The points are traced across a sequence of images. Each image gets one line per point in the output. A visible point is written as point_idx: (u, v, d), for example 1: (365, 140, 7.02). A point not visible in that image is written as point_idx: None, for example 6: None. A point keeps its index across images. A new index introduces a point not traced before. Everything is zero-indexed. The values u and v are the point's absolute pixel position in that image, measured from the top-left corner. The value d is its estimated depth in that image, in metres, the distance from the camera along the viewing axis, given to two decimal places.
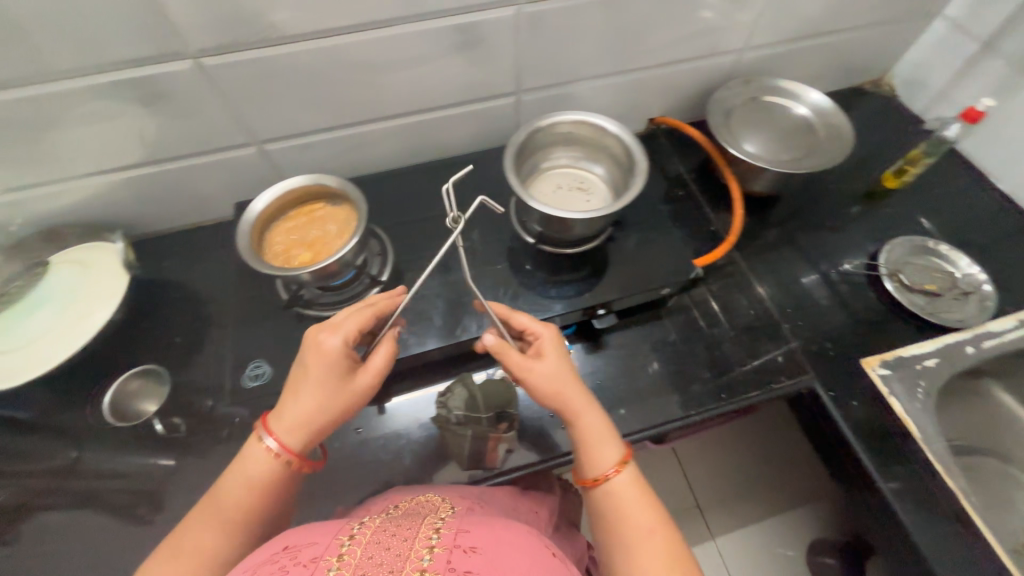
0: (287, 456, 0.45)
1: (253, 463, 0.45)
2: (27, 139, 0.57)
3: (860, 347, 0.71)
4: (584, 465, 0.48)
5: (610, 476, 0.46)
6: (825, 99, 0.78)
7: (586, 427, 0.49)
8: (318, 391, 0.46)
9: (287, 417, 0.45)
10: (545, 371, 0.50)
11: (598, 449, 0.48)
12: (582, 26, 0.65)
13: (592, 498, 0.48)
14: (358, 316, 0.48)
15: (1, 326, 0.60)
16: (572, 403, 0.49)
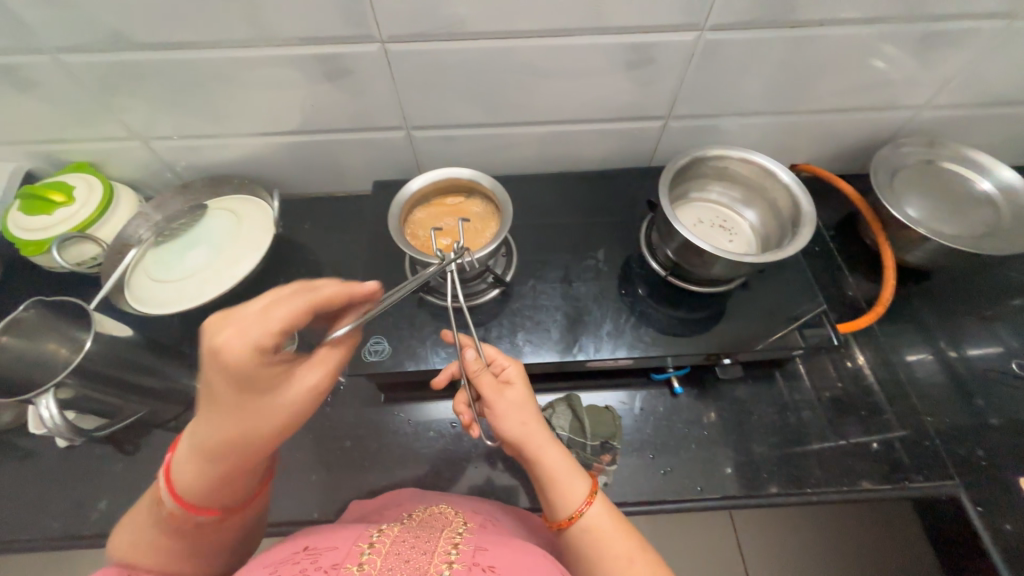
0: (186, 507, 0.39)
1: (161, 505, 0.39)
2: (225, 95, 0.63)
3: (1020, 462, 0.62)
4: (552, 503, 0.43)
5: (582, 512, 0.42)
6: (1022, 182, 0.69)
7: (549, 460, 0.44)
8: (229, 420, 0.37)
9: (189, 438, 0.38)
10: (507, 397, 0.47)
11: (564, 482, 0.43)
12: (760, 61, 0.62)
13: (567, 539, 0.43)
14: (287, 301, 0.37)
15: (164, 258, 0.67)
16: (533, 434, 0.45)
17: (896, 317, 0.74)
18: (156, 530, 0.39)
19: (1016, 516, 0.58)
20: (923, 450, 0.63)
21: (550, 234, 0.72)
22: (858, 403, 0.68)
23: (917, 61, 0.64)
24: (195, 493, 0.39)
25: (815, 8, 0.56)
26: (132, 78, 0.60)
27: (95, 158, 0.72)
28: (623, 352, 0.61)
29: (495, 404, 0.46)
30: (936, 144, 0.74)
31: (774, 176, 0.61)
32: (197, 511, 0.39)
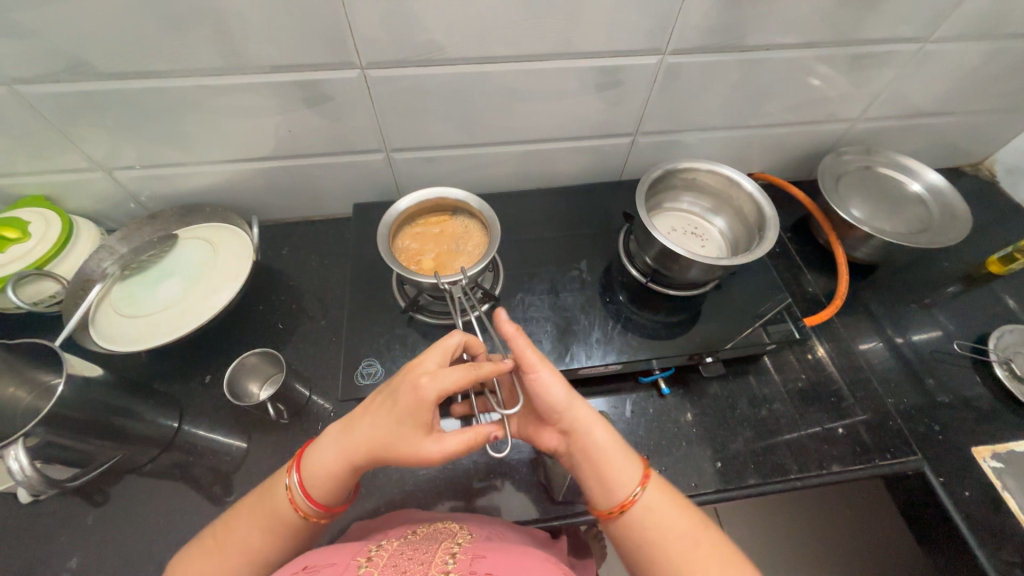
0: (302, 508, 0.43)
1: (276, 498, 0.44)
2: (197, 123, 0.62)
3: (970, 434, 0.69)
4: (608, 488, 0.43)
5: (639, 494, 0.42)
6: (946, 184, 0.79)
7: (598, 440, 0.45)
8: (377, 432, 0.42)
9: (319, 459, 0.44)
10: (555, 376, 0.46)
11: (620, 464, 0.44)
12: (717, 82, 0.68)
13: (621, 525, 0.43)
14: (460, 377, 0.43)
15: (133, 292, 0.64)
16: (580, 411, 0.45)
17: (852, 309, 0.81)
18: (253, 527, 0.43)
19: (970, 482, 0.65)
20: (889, 430, 0.68)
21: (533, 248, 0.74)
22: (828, 390, 0.73)
23: (852, 79, 0.71)
24: (315, 496, 0.43)
25: (763, 34, 0.62)
26: (96, 107, 0.58)
27: (49, 190, 0.68)
28: (613, 358, 0.63)
29: (545, 387, 0.45)
30: (874, 152, 0.83)
31: (738, 186, 0.66)
32: (306, 517, 0.44)
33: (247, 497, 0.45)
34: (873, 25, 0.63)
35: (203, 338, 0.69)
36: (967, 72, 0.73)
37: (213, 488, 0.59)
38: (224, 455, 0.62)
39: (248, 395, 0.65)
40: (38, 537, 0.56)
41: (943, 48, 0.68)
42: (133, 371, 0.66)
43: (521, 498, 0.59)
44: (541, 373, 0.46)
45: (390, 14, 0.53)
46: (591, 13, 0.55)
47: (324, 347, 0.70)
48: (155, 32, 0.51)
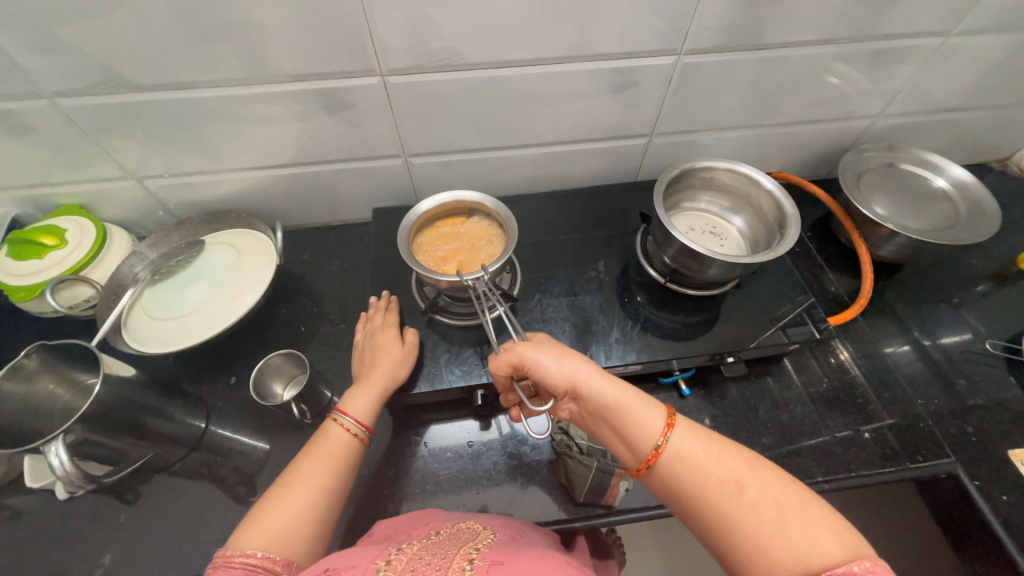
0: (360, 430, 0.52)
1: (331, 435, 0.52)
2: (224, 132, 0.64)
3: (1006, 436, 0.66)
4: (635, 441, 0.43)
5: (666, 439, 0.42)
6: (972, 179, 0.77)
7: (611, 400, 0.46)
8: (388, 356, 0.57)
9: (358, 399, 0.54)
10: (550, 355, 0.48)
11: (641, 413, 0.44)
12: (734, 81, 0.68)
13: (659, 475, 0.42)
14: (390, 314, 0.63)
15: (163, 296, 0.66)
16: (585, 378, 0.47)
17: (876, 309, 0.79)
18: (318, 459, 0.49)
19: (1008, 486, 0.63)
20: (919, 433, 0.67)
21: (550, 249, 0.74)
22: (853, 391, 0.71)
23: (872, 75, 0.70)
24: (367, 421, 0.54)
25: (780, 32, 0.61)
26: (129, 117, 0.60)
27: (85, 199, 0.71)
28: (633, 359, 0.63)
29: (542, 369, 0.48)
30: (896, 149, 0.81)
31: (758, 184, 0.66)
32: (365, 439, 0.53)
33: (299, 455, 0.50)
34: (894, 19, 0.62)
35: (228, 341, 0.71)
36: (993, 64, 0.72)
37: (238, 487, 0.61)
38: (248, 455, 0.63)
39: (273, 395, 0.66)
40: (73, 534, 0.57)
41: (967, 42, 0.67)
42: (162, 372, 0.68)
43: (542, 498, 0.59)
44: (535, 354, 0.48)
45: (409, 22, 0.54)
46: (607, 15, 0.56)
47: (345, 348, 0.71)
48: (186, 45, 0.53)
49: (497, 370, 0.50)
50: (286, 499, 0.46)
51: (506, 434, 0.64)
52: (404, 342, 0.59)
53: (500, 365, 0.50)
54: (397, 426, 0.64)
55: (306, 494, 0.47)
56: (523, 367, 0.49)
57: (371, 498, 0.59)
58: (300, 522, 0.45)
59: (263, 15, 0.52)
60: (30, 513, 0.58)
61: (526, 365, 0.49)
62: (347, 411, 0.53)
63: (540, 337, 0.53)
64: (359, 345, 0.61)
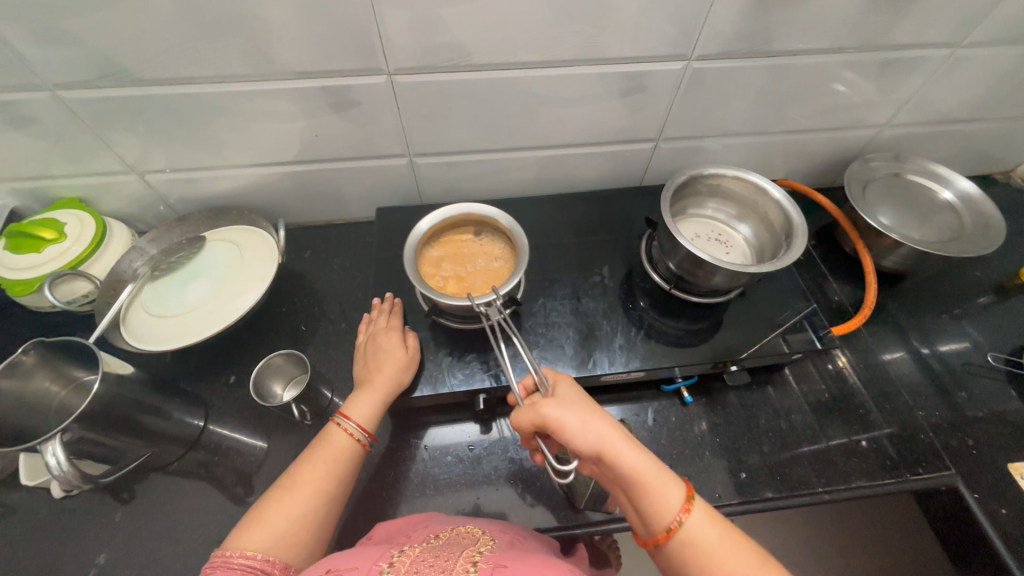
0: (363, 435, 0.52)
1: (333, 439, 0.51)
2: (227, 127, 0.63)
3: (1006, 449, 0.67)
4: (649, 515, 0.43)
5: (681, 522, 0.42)
6: (979, 192, 0.77)
7: (634, 473, 0.44)
8: (391, 361, 0.57)
9: (361, 405, 0.53)
10: (574, 418, 0.45)
11: (660, 490, 0.43)
12: (743, 87, 0.67)
13: (667, 553, 0.43)
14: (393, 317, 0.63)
15: (163, 293, 0.66)
16: (610, 446, 0.45)
17: (879, 319, 0.79)
18: (320, 463, 0.49)
19: (1007, 500, 0.63)
20: (919, 444, 0.67)
21: (554, 253, 0.74)
22: (855, 401, 0.71)
23: (880, 85, 0.70)
24: (370, 426, 0.53)
25: (790, 40, 0.61)
26: (132, 111, 0.59)
27: (85, 193, 0.70)
28: (636, 365, 0.63)
29: (566, 434, 0.45)
30: (902, 159, 0.81)
31: (765, 193, 0.66)
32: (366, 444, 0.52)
33: (301, 458, 0.50)
34: (904, 30, 0.62)
35: (228, 339, 0.70)
36: (1001, 77, 0.72)
37: (236, 487, 0.60)
38: (246, 455, 0.62)
39: (273, 396, 0.65)
40: (68, 532, 0.57)
41: (977, 53, 0.67)
42: (161, 369, 0.67)
43: (541, 504, 0.59)
44: (559, 416, 0.45)
45: (418, 21, 0.53)
46: (617, 20, 0.56)
47: (345, 349, 0.71)
48: (191, 39, 0.52)
49: (517, 423, 0.48)
50: (287, 502, 0.45)
51: (506, 439, 0.64)
52: (408, 347, 0.59)
53: (520, 420, 0.47)
54: (397, 429, 0.64)
55: (307, 499, 0.46)
56: (544, 426, 0.46)
57: (370, 501, 0.59)
58: (300, 527, 0.44)
59: (269, 10, 0.51)
60: (25, 510, 0.58)
61: (547, 424, 0.46)
62: (350, 415, 0.52)
63: (563, 387, 0.50)
64: (362, 348, 0.61)
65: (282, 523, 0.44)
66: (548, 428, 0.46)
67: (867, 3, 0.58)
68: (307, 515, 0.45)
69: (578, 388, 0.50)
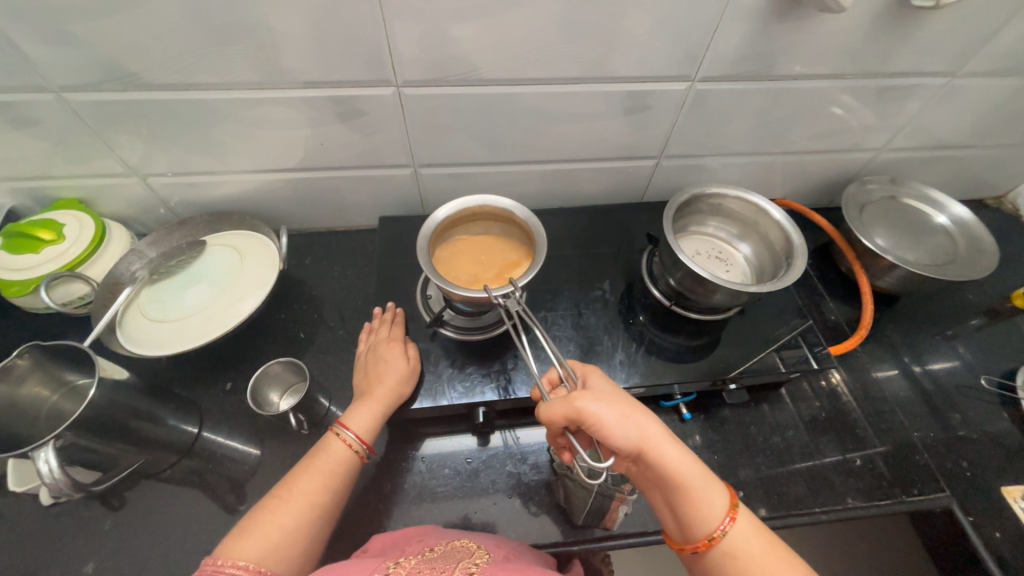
0: (360, 446, 0.51)
1: (331, 449, 0.51)
2: (233, 133, 0.63)
3: (1000, 471, 0.67)
4: (692, 521, 0.44)
5: (725, 529, 0.43)
6: (972, 217, 0.78)
7: (679, 473, 0.44)
8: (393, 372, 0.56)
9: (359, 417, 0.53)
10: (616, 416, 0.45)
11: (704, 496, 0.44)
12: (744, 109, 0.68)
13: (704, 558, 0.44)
14: (391, 327, 0.63)
15: (160, 297, 0.65)
16: (654, 444, 0.45)
17: (874, 339, 0.80)
18: (316, 474, 0.48)
19: (1001, 523, 0.63)
20: (915, 465, 0.67)
21: (555, 266, 0.74)
22: (851, 421, 0.71)
23: (878, 110, 0.72)
24: (368, 438, 0.53)
25: (792, 64, 0.62)
26: (137, 115, 0.59)
27: (85, 194, 0.69)
28: (637, 382, 0.63)
29: (608, 431, 0.44)
30: (899, 183, 0.83)
31: (766, 214, 0.66)
32: (363, 456, 0.52)
33: (297, 467, 0.49)
34: (901, 58, 0.64)
35: (226, 345, 0.70)
36: (994, 106, 0.74)
37: (229, 496, 0.59)
38: (240, 464, 0.62)
39: (269, 404, 0.64)
40: (53, 540, 0.55)
41: (972, 82, 0.69)
42: (156, 374, 0.66)
43: (539, 519, 0.59)
44: (600, 414, 0.44)
45: (428, 35, 0.54)
46: (625, 41, 0.57)
47: (344, 357, 0.70)
48: (201, 46, 0.52)
49: (549, 418, 0.46)
50: (281, 512, 0.45)
51: (504, 452, 0.64)
52: (409, 358, 0.59)
53: (555, 416, 0.45)
54: (394, 440, 0.63)
55: (302, 510, 0.46)
56: (583, 423, 0.45)
57: (365, 514, 0.58)
58: (291, 538, 0.44)
59: (281, 21, 0.51)
60: (10, 515, 0.56)
61: (588, 422, 0.45)
62: (348, 425, 0.52)
63: (597, 381, 0.49)
64: (362, 358, 0.60)
65: (274, 536, 0.43)
66: (588, 426, 0.45)
67: (867, 32, 0.59)
68: (299, 527, 0.45)
69: (612, 384, 0.49)
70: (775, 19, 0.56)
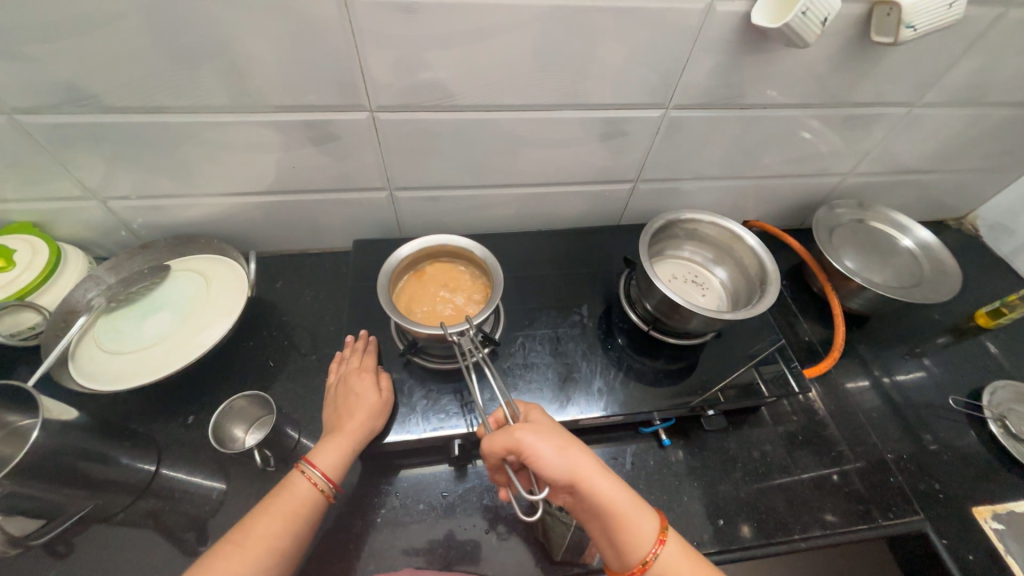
0: (327, 486, 0.49)
1: (295, 488, 0.48)
2: (199, 156, 0.61)
3: (970, 492, 0.68)
4: (624, 548, 0.45)
5: (656, 554, 0.44)
6: (935, 241, 0.81)
7: (611, 501, 0.46)
8: (364, 403, 0.54)
9: (327, 455, 0.50)
10: (551, 447, 0.46)
11: (635, 522, 0.45)
12: (716, 136, 0.70)
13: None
14: (362, 355, 0.61)
15: (118, 326, 0.62)
16: (587, 474, 0.46)
17: (847, 358, 0.82)
18: (277, 517, 0.46)
19: (974, 544, 0.64)
20: (890, 488, 0.67)
21: (534, 290, 0.74)
22: (828, 442, 0.72)
23: (844, 137, 0.74)
24: (336, 476, 0.50)
25: (762, 94, 0.64)
26: (97, 138, 0.57)
27: (40, 218, 0.66)
28: (615, 410, 0.62)
29: (543, 462, 0.45)
30: (866, 207, 0.86)
31: (740, 239, 0.67)
32: (328, 496, 0.49)
33: (256, 508, 0.47)
34: (865, 90, 0.66)
35: (191, 375, 0.67)
36: (952, 135, 0.77)
37: (186, 538, 0.55)
38: (199, 503, 0.58)
39: (233, 439, 0.61)
40: None
41: (931, 112, 0.72)
42: (112, 408, 0.63)
43: (515, 556, 0.56)
44: (536, 445, 0.45)
45: (403, 61, 0.53)
46: (599, 69, 0.57)
47: (315, 386, 0.68)
48: (165, 69, 0.51)
49: (489, 450, 0.46)
50: (235, 559, 0.42)
51: (481, 484, 0.62)
52: (382, 390, 0.57)
53: (494, 446, 0.46)
54: (367, 474, 0.61)
55: (258, 556, 0.43)
56: (521, 454, 0.46)
57: (332, 556, 0.55)
58: None
59: (251, 46, 0.50)
60: None
61: (523, 452, 0.46)
62: (315, 463, 0.49)
63: (535, 415, 0.50)
64: (332, 389, 0.58)
65: None
66: (524, 457, 0.46)
67: (832, 64, 0.61)
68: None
69: (550, 416, 0.51)
70: (745, 52, 0.57)
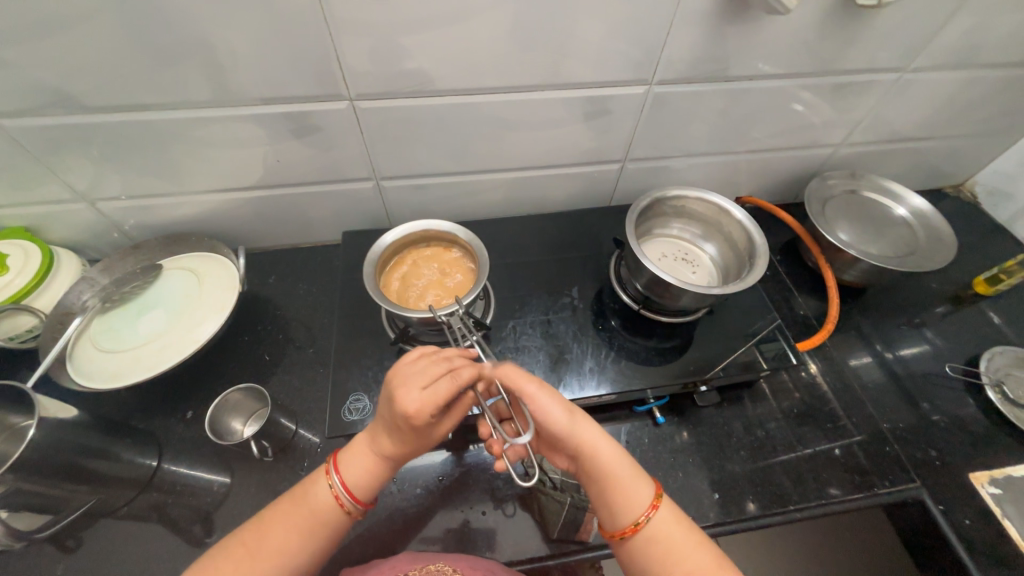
0: (348, 501, 0.48)
1: (317, 496, 0.47)
2: (182, 154, 0.61)
3: (968, 457, 0.68)
4: (618, 510, 0.46)
5: (650, 517, 0.45)
6: (929, 207, 0.80)
7: (610, 465, 0.47)
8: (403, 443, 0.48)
9: (351, 468, 0.49)
10: (556, 410, 0.47)
11: (632, 486, 0.46)
12: (704, 110, 0.69)
13: (629, 545, 0.46)
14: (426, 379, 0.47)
15: (113, 326, 0.63)
16: (587, 438, 0.47)
17: (843, 331, 0.81)
18: (291, 525, 0.46)
19: (971, 509, 0.64)
20: (885, 457, 0.68)
21: (525, 274, 0.74)
22: (824, 414, 0.72)
23: (835, 106, 0.73)
24: (358, 491, 0.48)
25: (747, 65, 0.63)
26: (78, 139, 0.57)
27: (31, 222, 0.67)
28: (607, 389, 0.62)
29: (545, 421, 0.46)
30: (858, 177, 0.85)
31: (727, 213, 0.67)
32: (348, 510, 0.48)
33: (276, 505, 0.47)
34: (854, 56, 0.65)
35: (188, 371, 0.68)
36: (945, 99, 0.75)
37: (191, 528, 0.57)
38: (202, 495, 0.59)
39: (233, 432, 0.63)
40: None
41: (922, 77, 0.70)
42: (112, 407, 0.64)
43: (513, 536, 0.57)
44: (542, 406, 0.46)
45: (378, 48, 0.53)
46: (578, 48, 0.56)
47: (311, 378, 0.68)
48: (140, 67, 0.51)
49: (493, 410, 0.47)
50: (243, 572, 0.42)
51: (478, 468, 0.62)
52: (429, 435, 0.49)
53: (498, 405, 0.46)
54: None
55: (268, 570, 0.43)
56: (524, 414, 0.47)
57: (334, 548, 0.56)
58: None
59: (223, 40, 0.50)
60: None
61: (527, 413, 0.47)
62: (340, 470, 0.48)
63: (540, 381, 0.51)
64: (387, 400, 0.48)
65: None
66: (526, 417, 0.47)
67: (817, 32, 0.60)
68: None
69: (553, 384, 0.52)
70: (726, 23, 0.56)
